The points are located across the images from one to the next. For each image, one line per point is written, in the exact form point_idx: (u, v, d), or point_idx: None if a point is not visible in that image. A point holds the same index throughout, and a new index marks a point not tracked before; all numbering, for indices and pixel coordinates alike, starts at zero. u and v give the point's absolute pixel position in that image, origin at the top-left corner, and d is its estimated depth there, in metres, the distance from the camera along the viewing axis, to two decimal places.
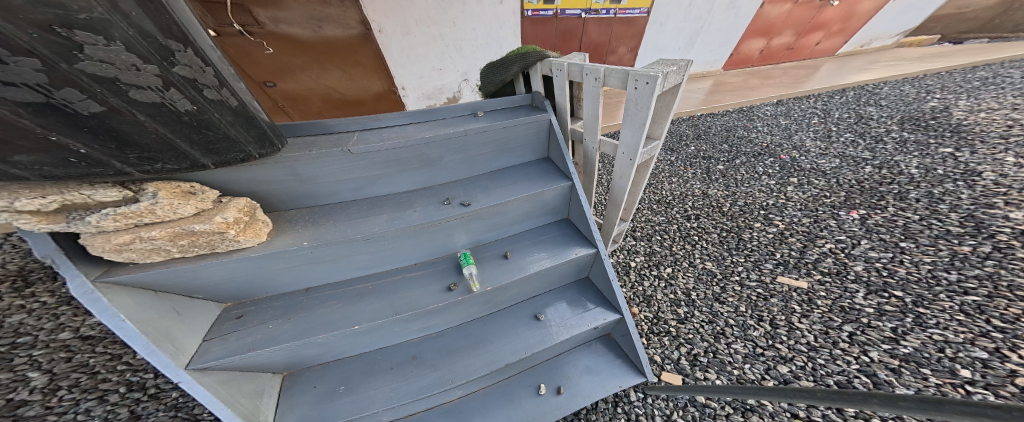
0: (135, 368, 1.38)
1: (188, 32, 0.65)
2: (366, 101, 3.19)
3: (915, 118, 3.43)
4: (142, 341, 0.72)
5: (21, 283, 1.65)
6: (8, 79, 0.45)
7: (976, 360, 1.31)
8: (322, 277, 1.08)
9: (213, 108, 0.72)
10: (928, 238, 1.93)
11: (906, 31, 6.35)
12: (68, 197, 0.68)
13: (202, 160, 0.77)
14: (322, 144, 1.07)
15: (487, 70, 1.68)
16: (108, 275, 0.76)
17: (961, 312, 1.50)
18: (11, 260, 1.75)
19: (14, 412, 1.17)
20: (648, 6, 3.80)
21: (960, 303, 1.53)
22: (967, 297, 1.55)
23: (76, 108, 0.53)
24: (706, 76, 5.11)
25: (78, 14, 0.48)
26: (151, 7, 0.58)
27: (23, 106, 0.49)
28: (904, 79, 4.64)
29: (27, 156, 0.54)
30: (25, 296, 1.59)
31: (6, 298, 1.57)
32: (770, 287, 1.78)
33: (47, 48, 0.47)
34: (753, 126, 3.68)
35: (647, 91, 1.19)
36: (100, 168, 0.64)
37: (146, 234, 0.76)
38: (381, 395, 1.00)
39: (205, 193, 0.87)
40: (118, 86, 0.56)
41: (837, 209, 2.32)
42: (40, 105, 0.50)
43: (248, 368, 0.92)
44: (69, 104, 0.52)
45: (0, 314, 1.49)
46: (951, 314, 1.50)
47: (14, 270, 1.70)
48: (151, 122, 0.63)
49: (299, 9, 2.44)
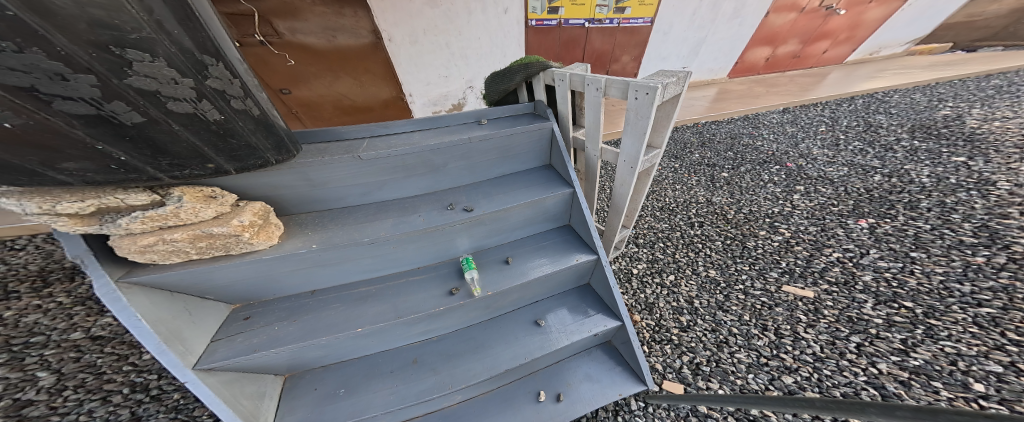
0: (141, 369, 1.43)
1: (220, 47, 0.70)
2: (374, 107, 3.27)
3: (927, 126, 3.38)
4: (155, 339, 0.76)
5: (40, 282, 1.72)
6: (67, 93, 0.52)
7: (990, 374, 1.28)
8: (328, 279, 1.12)
9: (238, 117, 0.77)
10: (940, 248, 1.89)
11: (917, 39, 6.29)
12: (104, 201, 0.73)
13: (225, 166, 0.81)
14: (333, 151, 1.12)
15: (491, 79, 1.74)
16: (131, 275, 0.81)
17: (975, 325, 1.46)
18: (33, 261, 1.82)
19: (20, 412, 1.22)
20: (651, 16, 3.85)
21: (974, 315, 1.50)
22: (980, 309, 1.52)
23: (122, 119, 0.59)
24: (711, 84, 5.13)
25: (130, 34, 0.54)
26: (191, 26, 0.63)
27: (76, 118, 0.55)
28: (915, 87, 4.57)
29: (75, 163, 0.60)
30: (42, 296, 1.66)
31: (25, 297, 1.64)
32: (775, 296, 1.76)
33: (103, 65, 0.53)
34: (759, 134, 3.67)
35: (647, 101, 1.22)
36: (135, 174, 0.69)
37: (168, 236, 0.81)
38: (380, 398, 1.02)
39: (225, 197, 0.93)
40: (158, 98, 0.61)
41: (845, 218, 2.29)
42: (90, 116, 0.56)
43: (251, 369, 0.95)
44: (115, 115, 0.58)
45: (18, 313, 1.56)
46: (964, 326, 1.46)
47: (35, 271, 1.77)
48: (184, 131, 0.68)
49: (315, 20, 2.54)
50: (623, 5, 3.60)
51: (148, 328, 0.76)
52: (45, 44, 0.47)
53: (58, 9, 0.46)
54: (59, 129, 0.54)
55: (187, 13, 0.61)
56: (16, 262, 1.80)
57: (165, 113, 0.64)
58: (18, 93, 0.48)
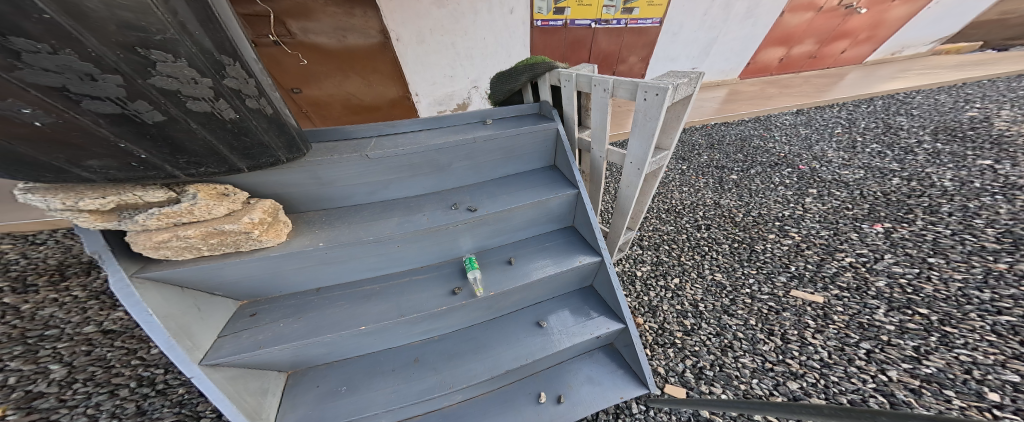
0: (148, 363, 1.44)
1: (237, 48, 0.73)
2: (382, 106, 3.30)
3: (951, 128, 3.25)
4: (165, 334, 0.79)
5: (58, 276, 1.76)
6: (95, 93, 0.54)
7: (1006, 383, 1.23)
8: (334, 277, 1.15)
9: (253, 116, 0.80)
10: (960, 254, 1.82)
11: (944, 38, 6.02)
12: (124, 197, 0.76)
13: (239, 164, 0.84)
14: (342, 150, 1.14)
15: (497, 79, 1.74)
16: (144, 271, 0.84)
17: (993, 333, 1.41)
18: (53, 255, 1.87)
19: (31, 404, 1.24)
20: (660, 16, 3.79)
21: (992, 323, 1.44)
22: (1000, 317, 1.46)
23: (144, 118, 0.61)
24: (721, 84, 5.03)
25: (155, 35, 0.56)
26: (211, 27, 0.65)
27: (102, 117, 0.57)
28: (940, 88, 4.39)
29: (98, 161, 0.63)
30: (59, 290, 1.69)
31: (43, 291, 1.68)
32: (783, 301, 1.73)
33: (130, 66, 0.55)
34: (771, 136, 3.59)
35: (656, 102, 1.21)
36: (154, 171, 0.72)
37: (182, 233, 0.85)
38: (381, 397, 1.04)
39: (237, 195, 0.95)
40: (179, 97, 0.64)
41: (860, 222, 2.23)
42: (115, 115, 0.58)
43: (256, 366, 0.98)
44: (138, 114, 0.60)
45: (35, 306, 1.60)
46: (982, 334, 1.41)
47: (54, 265, 1.81)
48: (201, 130, 0.70)
49: (327, 20, 2.59)
50: (631, 5, 3.56)
51: (160, 323, 0.79)
52: (78, 45, 0.49)
53: (90, 11, 0.48)
54: (84, 127, 0.57)
55: (207, 14, 0.63)
56: (37, 255, 1.85)
57: (184, 113, 0.66)
58: (50, 93, 0.51)
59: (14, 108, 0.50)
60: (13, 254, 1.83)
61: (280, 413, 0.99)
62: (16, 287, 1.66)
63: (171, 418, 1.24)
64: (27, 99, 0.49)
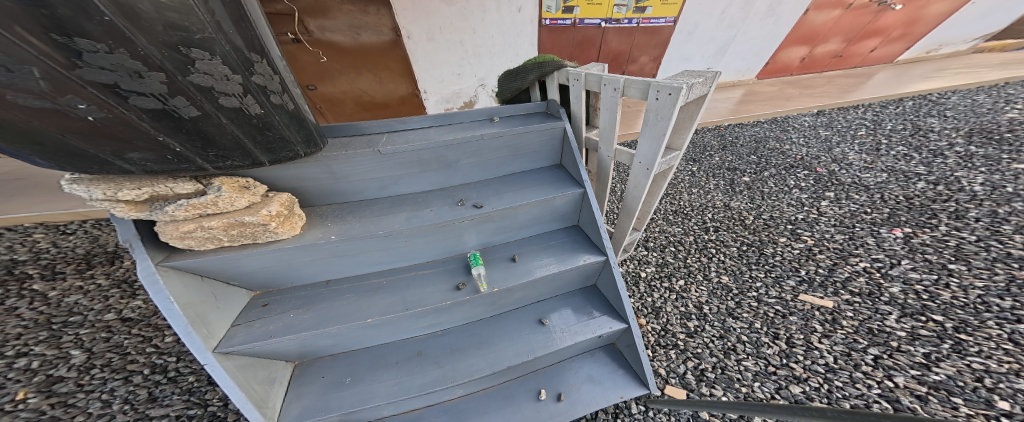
0: (161, 352, 1.54)
1: (265, 45, 0.76)
2: (392, 104, 3.35)
3: (987, 130, 3.05)
4: (183, 322, 0.85)
5: (85, 265, 1.89)
6: (141, 89, 0.58)
7: (1017, 393, 1.20)
8: (343, 271, 1.20)
9: (276, 111, 0.83)
10: (982, 261, 1.74)
11: (988, 34, 5.63)
12: (157, 189, 0.83)
13: (261, 158, 0.88)
14: (355, 145, 1.18)
15: (506, 77, 1.78)
16: (168, 260, 0.91)
17: (1011, 342, 1.35)
18: (81, 245, 2.00)
19: (51, 388, 1.35)
20: (674, 15, 3.69)
21: (1010, 332, 1.39)
22: (1019, 326, 1.40)
23: (181, 113, 0.66)
24: (738, 84, 4.86)
25: (195, 34, 0.59)
26: (243, 25, 0.68)
27: (146, 113, 0.62)
28: (979, 88, 4.11)
29: (139, 153, 0.68)
30: (85, 277, 1.82)
31: (70, 278, 1.81)
32: (790, 305, 1.69)
33: (172, 64, 0.59)
34: (787, 137, 3.46)
35: (669, 101, 1.19)
36: (185, 164, 0.77)
37: (206, 224, 0.90)
38: (383, 389, 1.09)
39: (257, 188, 1.02)
40: (213, 94, 0.68)
41: (878, 226, 2.14)
42: (156, 110, 0.62)
43: (264, 355, 1.03)
44: (177, 109, 0.64)
45: (62, 293, 1.72)
46: (998, 343, 1.36)
47: (81, 254, 1.95)
48: (230, 124, 0.74)
49: (342, 18, 2.65)
50: (644, 4, 3.47)
51: (178, 310, 0.85)
52: (130, 45, 0.54)
53: (142, 13, 0.52)
54: (129, 121, 0.61)
55: (240, 13, 0.67)
56: (67, 245, 1.99)
57: (216, 108, 0.70)
58: (104, 90, 0.56)
59: (71, 103, 0.54)
60: (46, 243, 1.98)
61: (285, 404, 1.05)
62: (46, 275, 1.80)
63: (180, 405, 1.34)
64: (84, 95, 0.54)
